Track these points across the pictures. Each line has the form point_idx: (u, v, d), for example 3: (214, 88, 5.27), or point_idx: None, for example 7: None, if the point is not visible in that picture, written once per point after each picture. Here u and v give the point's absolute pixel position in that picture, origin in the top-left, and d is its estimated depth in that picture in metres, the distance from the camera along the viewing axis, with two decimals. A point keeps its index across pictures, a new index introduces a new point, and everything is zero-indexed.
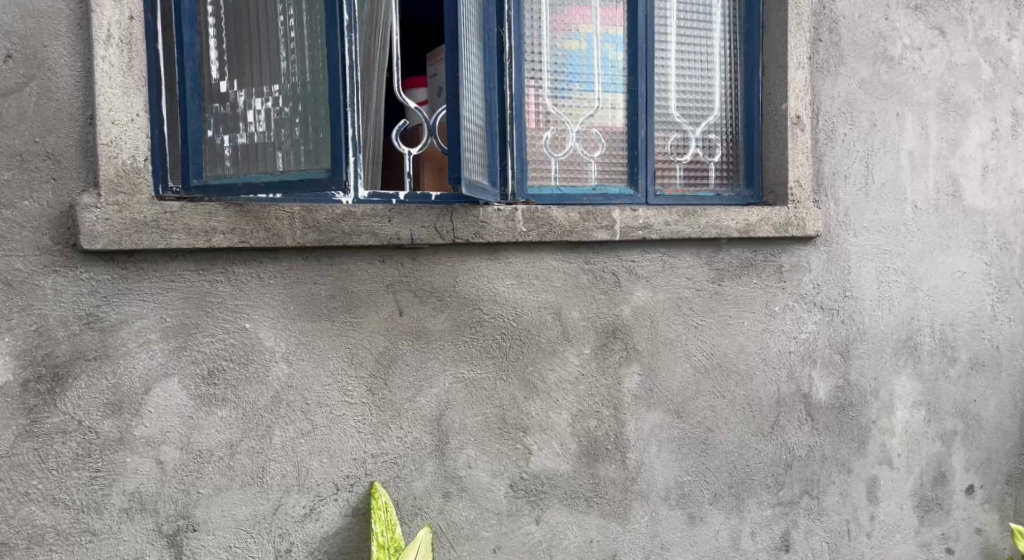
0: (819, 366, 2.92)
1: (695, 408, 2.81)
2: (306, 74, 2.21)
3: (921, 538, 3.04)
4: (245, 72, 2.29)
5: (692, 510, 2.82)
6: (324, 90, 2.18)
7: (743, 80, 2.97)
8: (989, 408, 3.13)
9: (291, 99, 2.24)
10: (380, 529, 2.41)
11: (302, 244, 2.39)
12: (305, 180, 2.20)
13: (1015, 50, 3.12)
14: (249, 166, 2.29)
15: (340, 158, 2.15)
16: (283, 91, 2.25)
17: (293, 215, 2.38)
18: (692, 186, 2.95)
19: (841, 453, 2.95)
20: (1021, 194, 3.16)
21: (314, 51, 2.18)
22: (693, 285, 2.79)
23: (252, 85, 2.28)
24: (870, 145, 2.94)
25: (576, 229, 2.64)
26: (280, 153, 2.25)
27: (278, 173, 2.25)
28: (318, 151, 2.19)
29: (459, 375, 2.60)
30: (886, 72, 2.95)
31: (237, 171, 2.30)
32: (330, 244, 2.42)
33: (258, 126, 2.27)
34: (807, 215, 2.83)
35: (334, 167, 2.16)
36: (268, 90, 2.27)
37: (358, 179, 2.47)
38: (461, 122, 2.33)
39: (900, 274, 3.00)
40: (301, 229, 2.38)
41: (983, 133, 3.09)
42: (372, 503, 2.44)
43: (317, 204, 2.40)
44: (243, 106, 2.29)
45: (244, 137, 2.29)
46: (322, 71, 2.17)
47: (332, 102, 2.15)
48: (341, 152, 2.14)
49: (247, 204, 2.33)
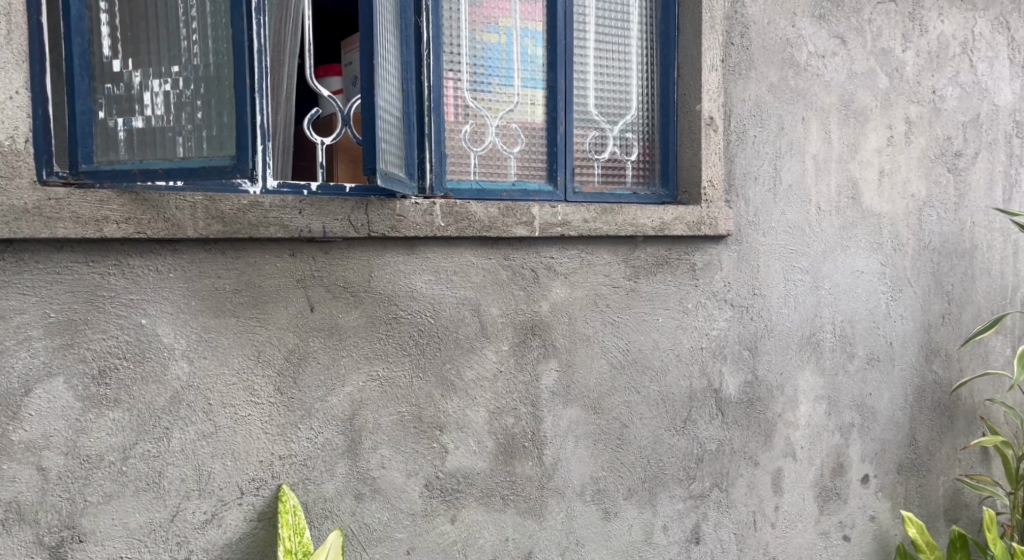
0: (729, 362, 3.00)
1: (611, 404, 2.83)
2: (209, 55, 2.10)
3: (821, 526, 3.18)
4: (140, 51, 2.14)
5: (607, 506, 2.84)
6: (228, 72, 2.07)
7: (659, 81, 3.02)
8: (883, 401, 3.31)
9: (196, 81, 2.12)
10: (287, 534, 2.29)
11: (205, 236, 2.25)
12: (206, 167, 2.08)
13: (909, 61, 3.30)
14: (145, 152, 2.13)
15: (245, 145, 2.04)
16: (184, 73, 2.12)
17: (195, 205, 2.24)
18: (610, 183, 2.97)
19: (748, 446, 3.05)
20: (914, 197, 3.34)
21: (217, 31, 2.08)
22: (610, 282, 2.81)
23: (149, 65, 2.13)
24: (778, 148, 3.04)
25: (495, 224, 2.61)
26: (181, 139, 2.12)
27: (177, 160, 2.11)
28: (221, 137, 2.08)
29: (374, 372, 2.53)
30: (793, 77, 3.06)
31: (132, 157, 2.13)
32: (236, 236, 2.29)
33: (157, 109, 2.13)
34: (718, 214, 2.90)
35: (239, 155, 2.04)
36: (168, 71, 2.13)
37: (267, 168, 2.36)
38: (377, 114, 2.26)
39: (804, 273, 3.12)
40: (204, 219, 2.24)
41: (880, 139, 3.26)
42: (278, 507, 2.33)
43: (221, 194, 2.27)
44: (138, 87, 2.13)
45: (141, 121, 2.13)
46: (225, 52, 2.06)
47: (239, 85, 2.04)
48: (246, 139, 2.03)
49: (144, 192, 2.17)
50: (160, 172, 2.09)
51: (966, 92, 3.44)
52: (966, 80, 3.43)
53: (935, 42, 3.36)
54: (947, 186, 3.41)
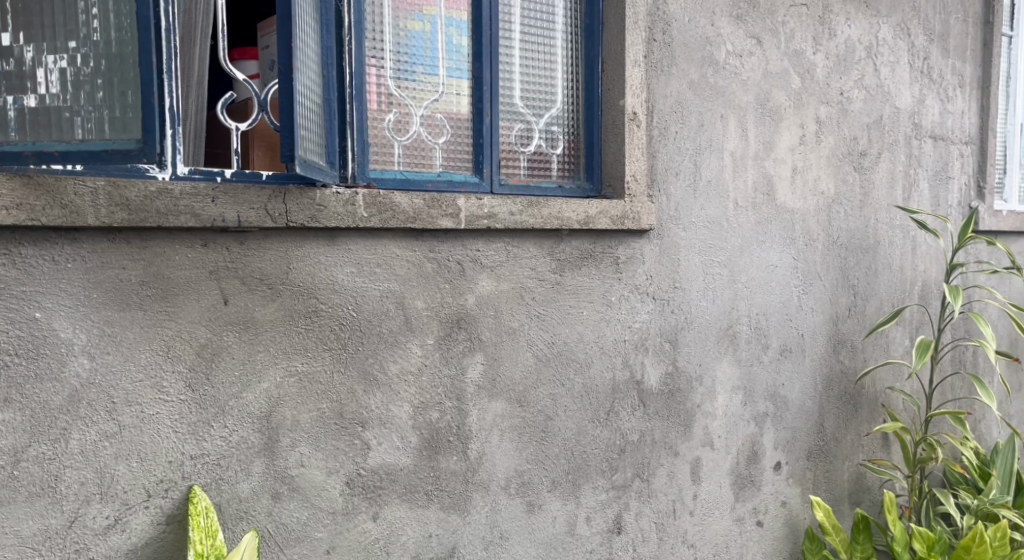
0: (651, 354, 3.05)
1: (537, 397, 2.83)
2: (111, 31, 1.96)
3: (736, 513, 3.29)
4: (32, 23, 1.96)
5: (531, 498, 2.83)
6: (132, 50, 1.96)
7: (584, 74, 3.02)
8: (795, 391, 3.45)
9: (96, 57, 1.97)
10: (198, 537, 2.16)
11: (107, 224, 2.12)
12: (109, 151, 1.96)
13: (819, 63, 3.45)
14: (38, 133, 1.97)
15: (152, 128, 1.96)
16: (82, 48, 1.96)
17: (97, 190, 2.09)
18: (536, 176, 2.97)
19: (669, 437, 3.11)
20: (823, 194, 3.49)
21: (119, 6, 1.95)
22: (536, 275, 2.81)
23: (42, 39, 1.96)
24: (698, 144, 3.11)
25: (421, 215, 2.55)
26: (79, 119, 1.96)
27: (76, 142, 1.97)
28: (125, 120, 1.96)
29: (292, 367, 2.42)
30: (713, 75, 3.13)
31: (24, 138, 1.97)
32: (143, 225, 2.16)
33: (53, 87, 1.96)
34: (641, 208, 2.94)
35: (145, 139, 1.96)
36: (63, 46, 1.96)
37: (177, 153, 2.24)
38: (296, 99, 2.16)
39: (722, 267, 3.20)
40: (106, 206, 2.11)
41: (793, 137, 3.38)
42: (189, 509, 2.20)
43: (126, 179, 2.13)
44: (31, 62, 1.95)
45: (34, 100, 1.95)
46: (129, 29, 1.95)
47: (145, 65, 1.96)
48: (153, 121, 1.95)
49: (37, 175, 2.02)
50: (56, 156, 1.96)
51: (871, 95, 3.65)
52: (870, 83, 3.64)
53: (842, 46, 3.53)
54: (853, 184, 3.59)
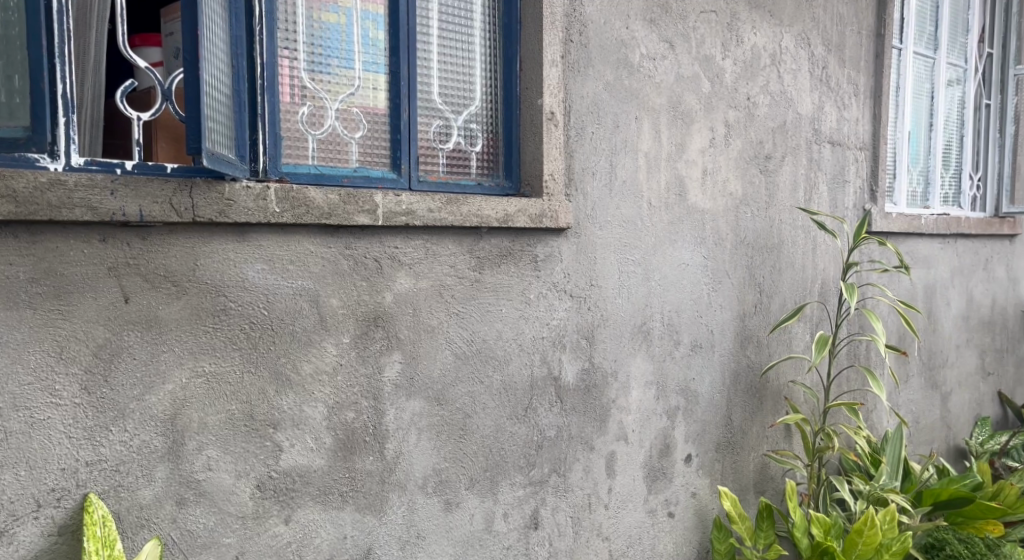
0: (568, 350, 3.09)
1: (455, 394, 2.81)
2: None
3: (648, 505, 3.38)
4: None
5: (448, 497, 2.80)
6: (19, 33, 1.96)
7: (502, 74, 3.03)
8: (704, 385, 3.57)
9: None
10: (95, 548, 2.04)
11: None
12: None
13: (727, 69, 3.59)
14: None
15: (40, 115, 2.03)
16: None
17: None
18: (454, 174, 2.94)
19: (585, 432, 3.16)
20: (731, 195, 3.64)
21: None
22: (455, 273, 2.79)
23: None
24: (613, 145, 3.18)
25: (336, 211, 2.48)
26: None
27: None
28: (11, 105, 2.00)
29: (199, 368, 2.32)
30: (627, 77, 3.21)
31: None
32: (33, 218, 2.02)
33: None
34: (559, 207, 2.97)
35: (34, 126, 2.04)
36: None
37: (70, 142, 2.11)
38: (201, 90, 2.07)
39: (636, 265, 3.29)
40: None
41: (703, 140, 3.51)
42: (84, 519, 2.07)
43: (14, 169, 1.98)
44: None
45: None
46: (16, 11, 1.95)
47: (33, 48, 1.97)
48: (44, 109, 2.02)
49: None
50: None
51: (775, 101, 3.82)
52: (775, 89, 3.81)
53: (749, 52, 3.68)
54: (758, 186, 3.76)
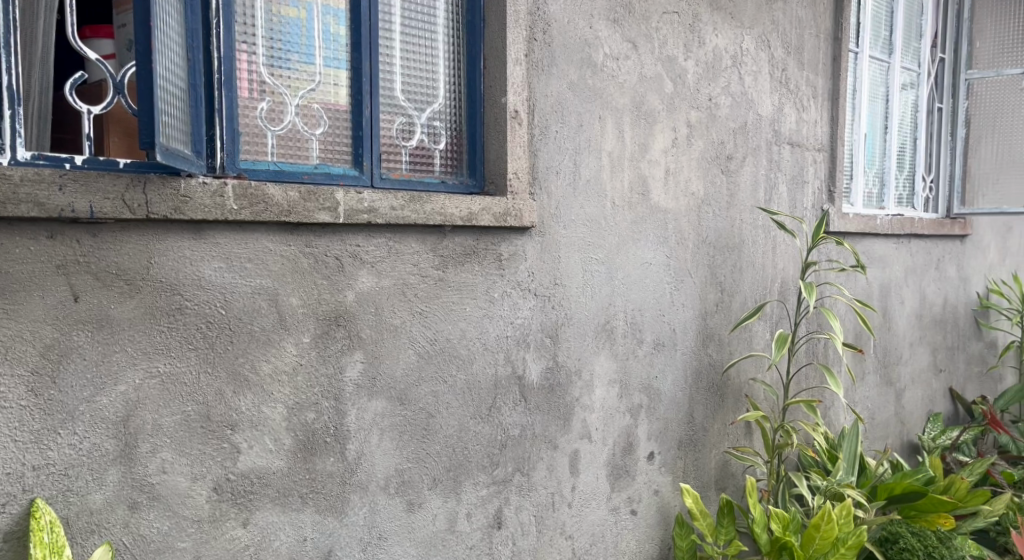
0: (532, 349, 3.09)
1: (418, 394, 2.77)
2: None
3: (611, 503, 3.39)
4: None
5: (410, 497, 2.77)
6: None
7: (466, 71, 3.00)
8: (666, 383, 3.60)
9: None
10: (43, 554, 1.98)
11: None
12: None
13: (690, 69, 3.61)
14: None
15: None
16: None
17: None
18: (418, 171, 2.92)
19: (549, 430, 3.16)
20: (693, 195, 3.67)
21: None
22: (418, 271, 2.76)
23: None
24: (577, 144, 3.18)
25: (296, 209, 2.44)
26: None
27: None
28: None
29: (153, 369, 2.26)
30: (591, 77, 3.21)
31: None
32: None
33: None
34: (523, 206, 2.96)
35: None
36: None
37: (16, 135, 2.05)
38: (154, 83, 2.02)
39: (600, 264, 3.30)
40: None
41: (666, 140, 3.53)
42: (31, 525, 2.01)
43: None
44: None
45: None
46: None
47: None
48: None
49: None
50: None
51: (736, 102, 3.86)
52: (736, 90, 3.85)
53: (711, 54, 3.71)
54: (720, 186, 3.79)
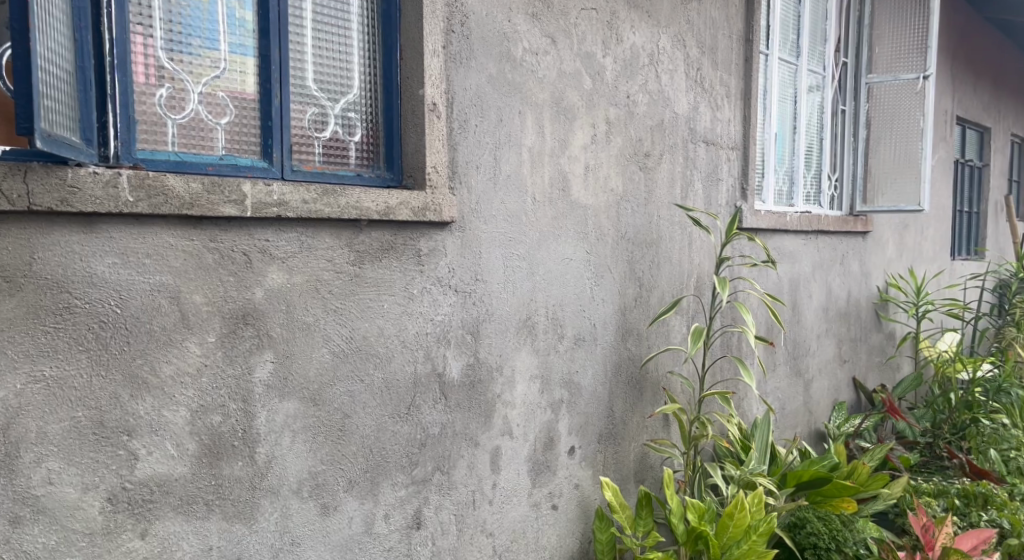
0: (452, 346, 3.04)
1: (332, 395, 2.68)
2: None
3: (532, 498, 3.37)
4: None
5: (325, 501, 2.68)
6: None
7: (382, 61, 2.92)
8: (587, 377, 3.61)
9: None
10: None
11: None
12: None
13: (608, 66, 3.63)
14: None
15: None
16: None
17: None
18: (332, 164, 2.83)
19: (469, 428, 3.12)
20: (612, 191, 3.69)
21: None
22: (333, 267, 2.67)
23: None
24: (497, 139, 3.15)
25: (199, 201, 2.33)
26: None
27: None
28: None
29: (37, 373, 2.12)
30: (510, 71, 3.18)
31: None
32: None
33: None
34: (442, 200, 2.91)
35: None
36: None
37: None
38: (33, 64, 1.88)
39: (521, 259, 3.28)
40: None
41: (585, 136, 3.54)
42: None
43: None
44: None
45: None
46: None
47: None
48: None
49: None
50: None
51: (653, 100, 3.90)
52: (652, 88, 3.89)
53: (629, 51, 3.74)
54: (638, 183, 3.83)
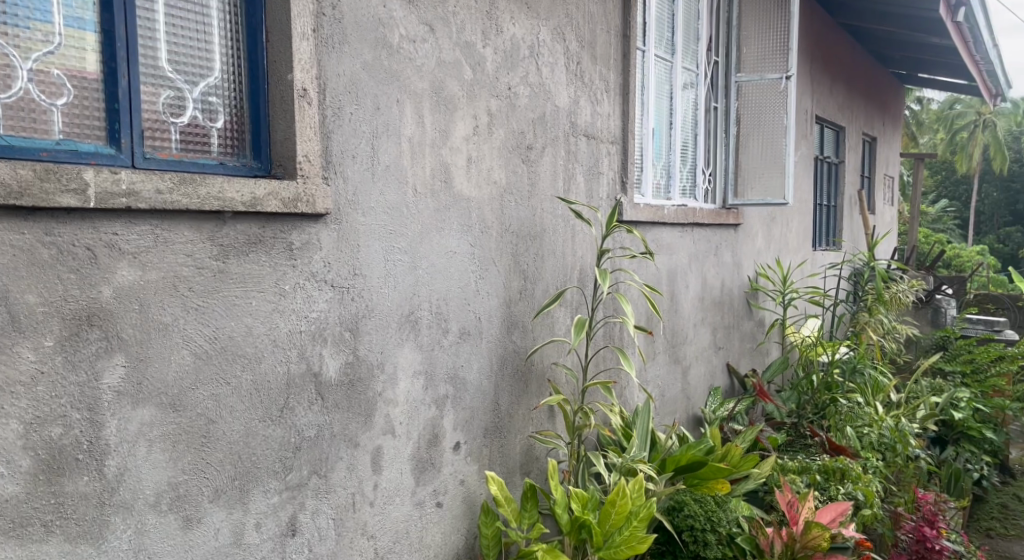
0: (329, 344, 2.92)
1: (194, 400, 2.51)
2: None
3: (416, 497, 3.29)
4: None
5: (187, 513, 2.50)
6: None
7: (245, 43, 2.76)
8: (472, 372, 3.55)
9: None
10: None
11: None
12: None
13: (488, 57, 3.57)
14: None
15: None
16: None
17: None
18: (191, 152, 2.64)
19: (348, 428, 3.00)
20: (495, 183, 3.64)
21: None
22: (193, 262, 2.50)
23: None
24: (374, 128, 3.04)
25: (31, 189, 2.12)
26: None
27: None
28: None
29: None
30: (386, 58, 3.07)
31: None
32: None
33: None
34: (315, 191, 2.78)
35: None
36: None
37: None
38: None
39: (403, 253, 3.19)
40: None
41: (466, 127, 3.47)
42: None
43: None
44: None
45: None
46: None
47: None
48: None
49: None
50: None
51: (535, 92, 3.88)
52: (533, 80, 3.87)
53: (509, 43, 3.69)
54: (521, 175, 3.80)
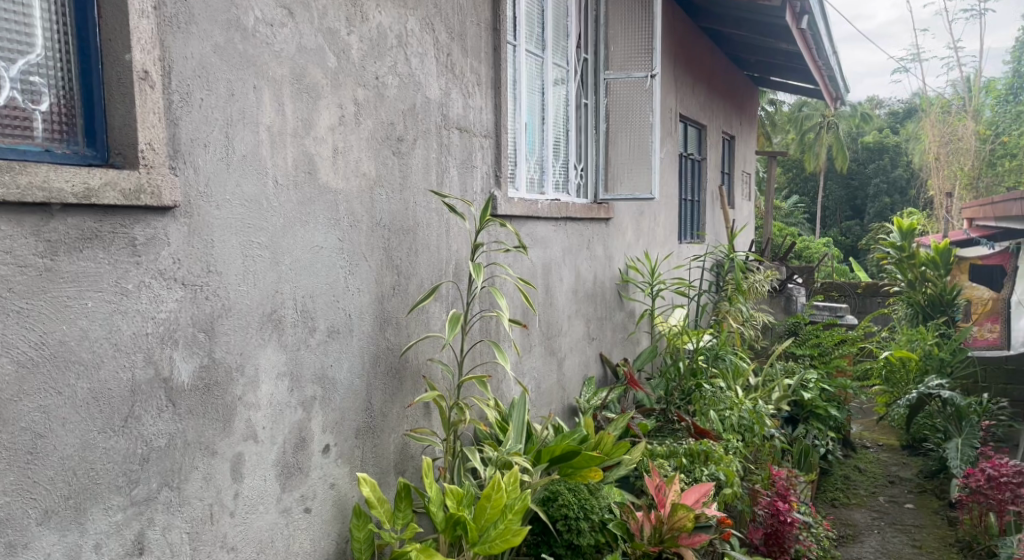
0: (181, 347, 2.71)
1: (16, 413, 2.27)
2: None
3: (282, 504, 3.12)
4: None
5: (11, 538, 2.25)
6: None
7: (74, 18, 2.51)
8: (342, 371, 3.41)
9: None
10: None
11: None
12: None
13: (353, 45, 3.43)
14: None
15: None
16: None
17: None
18: (10, 137, 2.39)
19: (204, 436, 2.80)
20: (364, 176, 3.51)
21: None
22: (13, 260, 2.26)
23: None
24: (228, 115, 2.85)
25: None
26: None
27: None
28: None
29: None
30: (240, 41, 2.89)
31: None
32: None
33: None
34: (161, 182, 2.58)
35: None
36: None
37: None
38: None
39: (263, 248, 3.01)
40: None
41: (331, 117, 3.32)
42: None
43: None
44: None
45: None
46: None
47: None
48: None
49: None
50: None
51: (404, 83, 3.76)
52: (402, 70, 3.75)
53: (375, 31, 3.56)
54: (392, 167, 3.68)
